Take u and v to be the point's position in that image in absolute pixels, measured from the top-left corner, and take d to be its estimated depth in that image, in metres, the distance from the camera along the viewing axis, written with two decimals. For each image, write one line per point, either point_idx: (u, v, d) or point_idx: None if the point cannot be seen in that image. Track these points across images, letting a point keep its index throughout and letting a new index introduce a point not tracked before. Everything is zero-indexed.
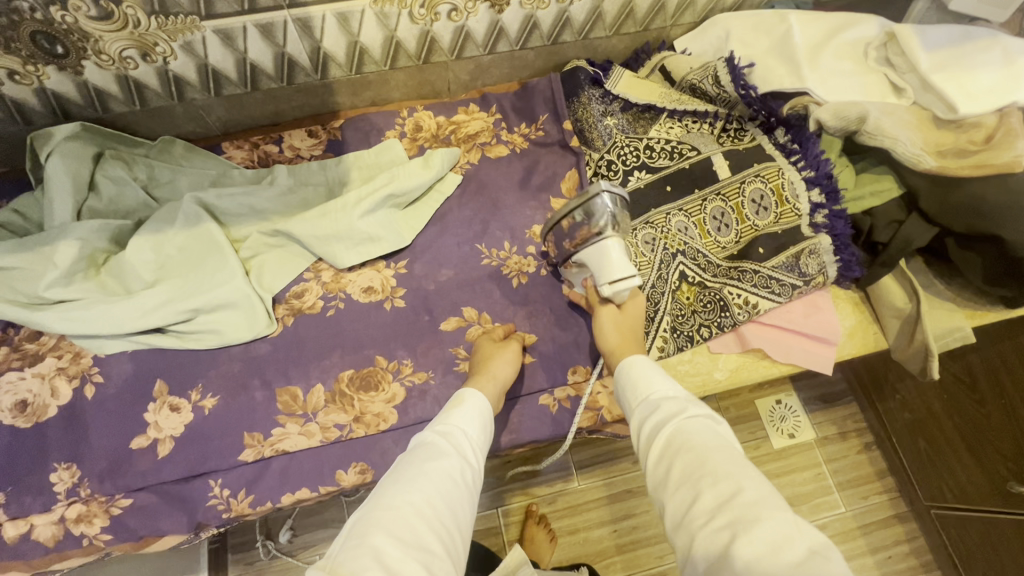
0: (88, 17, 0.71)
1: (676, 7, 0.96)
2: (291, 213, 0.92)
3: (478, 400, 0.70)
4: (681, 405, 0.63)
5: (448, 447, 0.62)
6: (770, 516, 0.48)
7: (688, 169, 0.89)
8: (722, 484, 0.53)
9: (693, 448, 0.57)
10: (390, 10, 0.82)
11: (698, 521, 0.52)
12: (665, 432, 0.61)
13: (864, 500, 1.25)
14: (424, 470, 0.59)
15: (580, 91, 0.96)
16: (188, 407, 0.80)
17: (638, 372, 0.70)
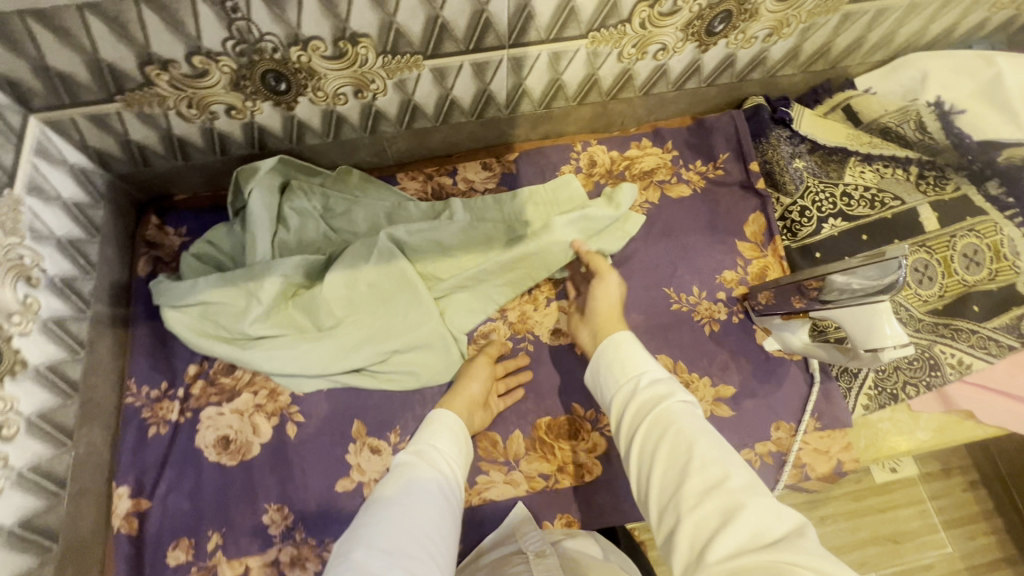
0: (323, 57, 0.70)
1: (872, 46, 0.92)
2: (472, 248, 0.88)
3: (449, 420, 0.68)
4: (669, 388, 0.58)
5: (422, 464, 0.61)
6: (757, 502, 0.45)
7: (890, 219, 0.86)
8: (710, 468, 0.48)
9: (675, 432, 0.52)
10: (603, 49, 0.79)
11: (683, 507, 0.47)
12: (652, 415, 0.56)
13: (971, 540, 1.20)
14: (407, 484, 0.58)
15: (768, 131, 0.94)
16: (389, 449, 0.78)
17: (625, 351, 0.64)
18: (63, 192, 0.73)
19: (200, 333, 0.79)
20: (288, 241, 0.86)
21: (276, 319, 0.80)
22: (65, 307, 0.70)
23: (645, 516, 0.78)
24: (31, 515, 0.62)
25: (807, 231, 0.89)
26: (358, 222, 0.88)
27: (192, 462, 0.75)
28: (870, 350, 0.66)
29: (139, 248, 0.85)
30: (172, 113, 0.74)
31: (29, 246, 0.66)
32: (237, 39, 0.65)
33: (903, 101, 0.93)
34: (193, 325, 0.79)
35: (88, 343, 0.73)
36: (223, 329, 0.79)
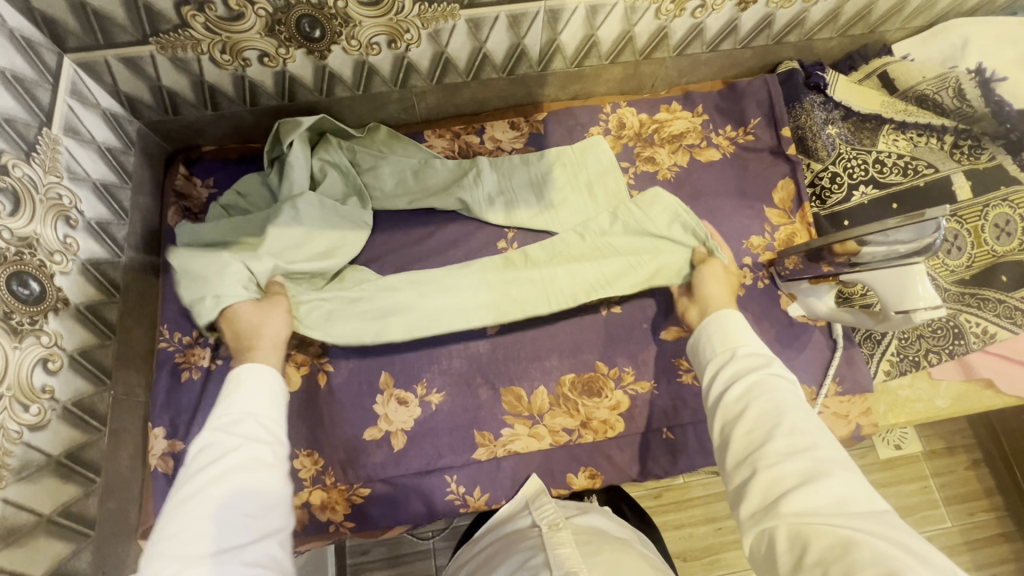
0: (360, 2, 0.69)
1: (914, 10, 0.90)
2: (498, 207, 0.88)
3: (257, 381, 0.59)
4: (766, 361, 0.61)
5: (232, 439, 0.53)
6: (840, 474, 0.49)
7: (922, 187, 0.85)
8: (797, 437, 0.52)
9: (772, 400, 0.56)
10: (641, 4, 0.78)
11: (762, 464, 0.52)
12: (749, 381, 0.59)
13: (970, 517, 1.22)
14: (226, 461, 0.51)
15: (802, 96, 0.93)
16: (415, 401, 0.79)
17: (729, 324, 0.67)
18: (96, 135, 0.73)
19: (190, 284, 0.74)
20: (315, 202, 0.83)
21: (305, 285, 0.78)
22: (101, 250, 0.71)
23: (665, 473, 0.80)
24: (77, 447, 0.63)
25: (836, 198, 0.89)
26: (384, 178, 0.88)
27: (223, 406, 0.74)
28: (901, 312, 0.67)
29: (168, 197, 0.85)
30: (205, 58, 0.74)
31: (66, 186, 0.66)
32: None
33: (942, 68, 0.91)
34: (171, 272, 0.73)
35: (123, 287, 0.74)
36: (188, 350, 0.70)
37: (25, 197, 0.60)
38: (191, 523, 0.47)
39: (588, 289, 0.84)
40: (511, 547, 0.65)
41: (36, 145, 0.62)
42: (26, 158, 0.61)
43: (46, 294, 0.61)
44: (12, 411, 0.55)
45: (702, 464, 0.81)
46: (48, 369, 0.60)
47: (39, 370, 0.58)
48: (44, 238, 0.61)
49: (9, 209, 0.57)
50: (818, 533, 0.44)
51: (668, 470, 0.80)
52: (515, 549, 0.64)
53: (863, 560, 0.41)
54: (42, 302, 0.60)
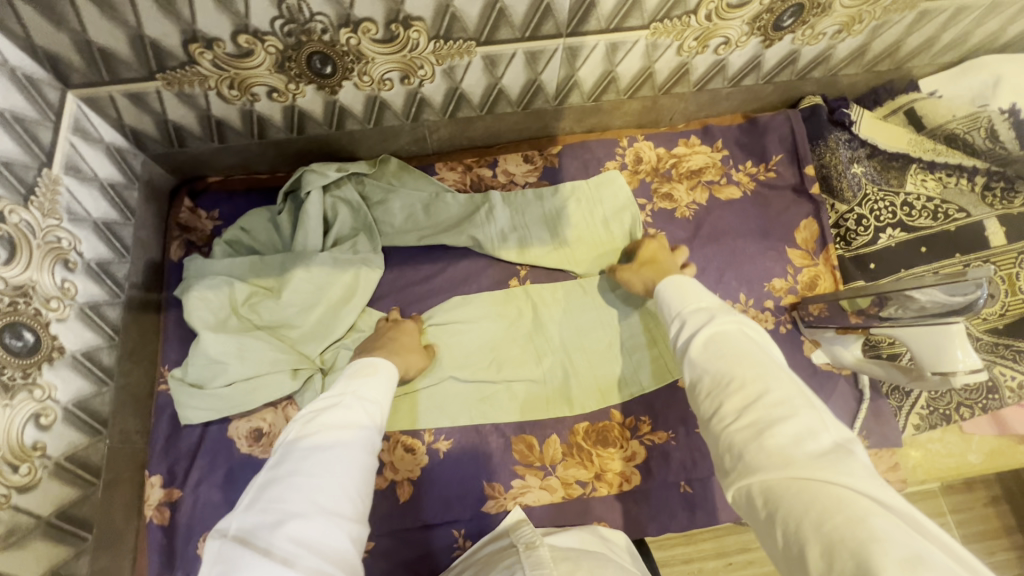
0: (373, 40, 0.66)
1: (944, 46, 0.87)
2: (511, 245, 0.85)
3: (389, 373, 0.63)
4: (712, 314, 0.56)
5: (359, 413, 0.56)
6: (800, 411, 0.44)
7: (953, 232, 0.82)
8: (749, 386, 0.47)
9: (722, 354, 0.51)
10: (663, 41, 0.75)
11: (723, 424, 0.47)
12: (698, 340, 0.54)
13: (990, 556, 1.12)
14: (343, 430, 0.53)
15: (826, 133, 0.90)
16: (423, 448, 0.76)
17: (678, 288, 0.63)
18: (99, 172, 0.71)
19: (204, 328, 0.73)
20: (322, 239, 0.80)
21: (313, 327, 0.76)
22: (101, 291, 0.68)
23: (682, 529, 0.76)
24: (68, 504, 0.61)
25: (862, 240, 0.85)
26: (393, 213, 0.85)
27: (223, 453, 0.71)
28: (938, 373, 0.63)
29: (173, 231, 0.82)
30: (212, 93, 0.71)
31: (66, 228, 0.64)
32: (286, 18, 0.62)
33: (971, 106, 0.89)
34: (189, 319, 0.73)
35: (121, 329, 0.71)
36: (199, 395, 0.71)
37: (21, 244, 0.57)
38: (311, 474, 0.48)
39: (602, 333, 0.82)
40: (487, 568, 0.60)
41: (35, 188, 0.60)
42: (24, 202, 0.58)
43: (41, 345, 0.58)
44: None
45: (722, 521, 0.76)
46: (40, 424, 0.57)
47: (29, 426, 0.56)
48: (41, 285, 0.59)
49: (3, 259, 0.55)
50: (783, 486, 0.40)
51: (686, 526, 0.76)
52: (494, 569, 0.59)
53: (831, 507, 0.37)
54: (36, 354, 0.57)
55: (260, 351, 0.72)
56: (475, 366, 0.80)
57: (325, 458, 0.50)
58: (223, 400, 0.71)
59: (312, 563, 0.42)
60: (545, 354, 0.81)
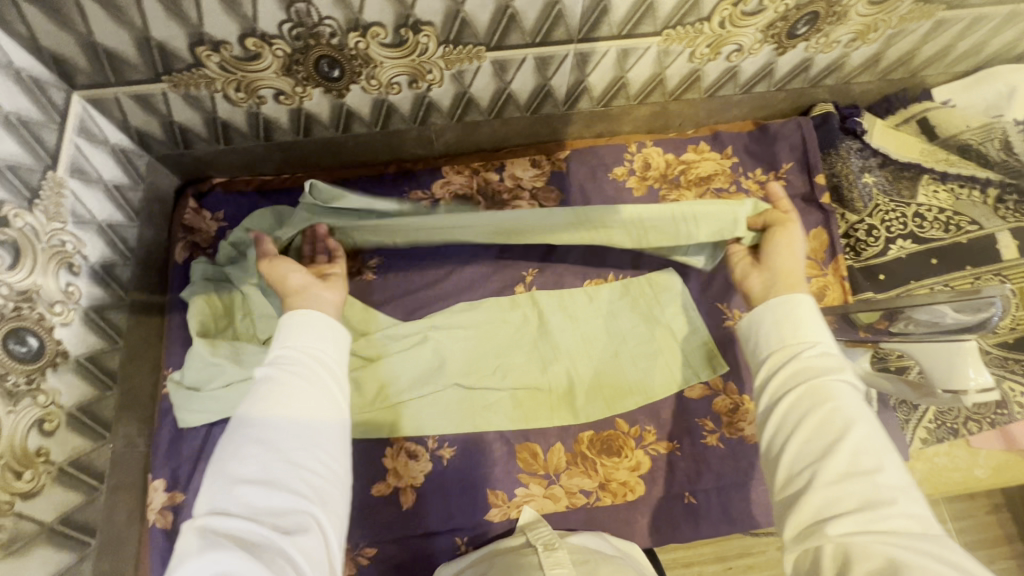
0: (382, 44, 0.66)
1: (959, 55, 0.86)
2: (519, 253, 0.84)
3: (324, 319, 0.57)
4: (828, 363, 0.52)
5: (283, 373, 0.51)
6: (904, 498, 0.43)
7: (964, 244, 0.81)
8: (863, 457, 0.46)
9: (831, 411, 0.48)
10: (675, 48, 0.74)
11: (825, 477, 0.45)
12: (808, 386, 0.50)
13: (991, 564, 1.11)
14: (278, 393, 0.49)
15: (838, 142, 0.89)
16: (427, 455, 0.76)
17: (792, 312, 0.56)
18: (104, 173, 0.70)
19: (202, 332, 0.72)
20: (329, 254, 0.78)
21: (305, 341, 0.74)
22: (105, 294, 0.68)
23: (686, 540, 0.76)
24: (71, 510, 0.61)
25: (872, 251, 0.85)
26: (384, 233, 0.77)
27: None
28: (949, 392, 0.63)
29: (176, 232, 0.81)
30: (219, 96, 0.71)
31: (70, 231, 0.63)
32: (295, 22, 0.61)
33: (986, 116, 0.88)
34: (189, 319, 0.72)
35: (125, 332, 0.71)
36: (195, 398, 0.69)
37: (26, 248, 0.57)
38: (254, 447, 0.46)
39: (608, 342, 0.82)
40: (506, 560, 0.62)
41: (40, 191, 0.59)
42: (29, 206, 0.58)
43: (45, 350, 0.58)
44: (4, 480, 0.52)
45: (726, 532, 0.76)
46: (44, 430, 0.57)
47: (34, 432, 0.56)
48: (45, 289, 0.59)
49: (8, 264, 0.54)
50: (875, 555, 0.40)
51: (690, 537, 0.76)
52: (510, 565, 0.60)
53: None
54: (39, 359, 0.57)
55: (257, 354, 0.71)
56: (482, 374, 0.80)
57: (263, 423, 0.47)
58: (215, 404, 0.69)
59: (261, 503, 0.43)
60: (551, 363, 0.81)
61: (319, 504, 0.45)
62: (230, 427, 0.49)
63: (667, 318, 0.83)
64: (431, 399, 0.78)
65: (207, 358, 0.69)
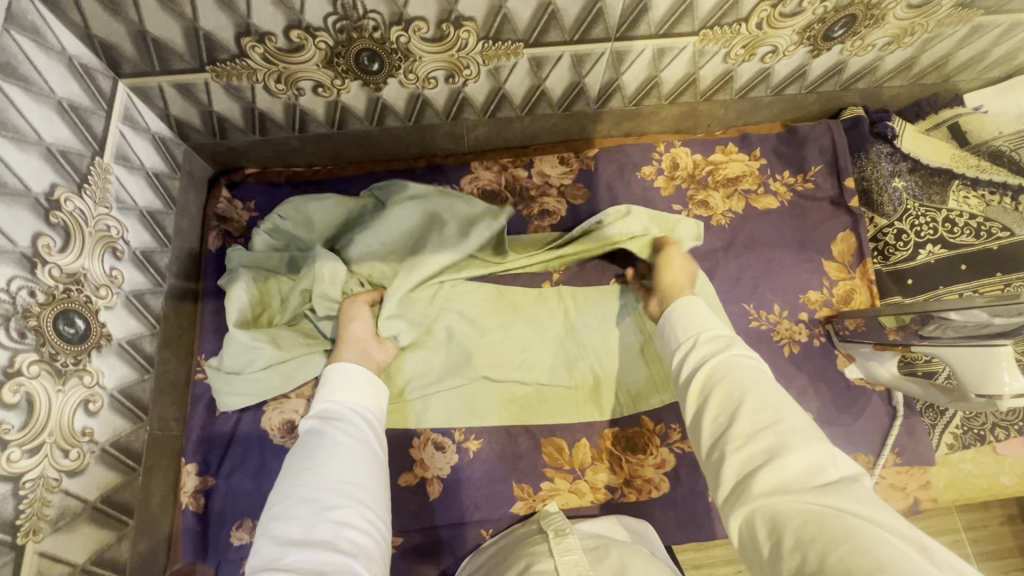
0: (423, 39, 0.66)
1: (993, 61, 0.86)
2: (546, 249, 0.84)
3: (366, 373, 0.62)
4: (727, 342, 0.55)
5: (331, 427, 0.54)
6: (811, 444, 0.43)
7: (995, 251, 0.81)
8: (764, 412, 0.46)
9: (730, 382, 0.49)
10: (710, 48, 0.75)
11: (733, 442, 0.45)
12: (706, 367, 0.52)
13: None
14: (329, 446, 0.51)
15: (868, 146, 0.89)
16: (453, 447, 0.77)
17: (693, 308, 0.60)
18: (145, 161, 0.72)
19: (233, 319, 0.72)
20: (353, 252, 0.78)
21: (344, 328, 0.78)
22: (144, 280, 0.69)
23: (709, 538, 0.76)
24: (112, 490, 0.62)
25: (900, 255, 0.85)
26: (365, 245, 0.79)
27: (258, 443, 0.72)
28: (983, 397, 0.62)
29: (210, 221, 0.83)
30: (259, 86, 0.72)
31: (114, 216, 0.64)
32: (340, 15, 0.62)
33: (1018, 123, 0.87)
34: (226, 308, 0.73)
35: (162, 318, 0.72)
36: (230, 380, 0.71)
37: (75, 231, 0.58)
38: (305, 498, 0.47)
39: (634, 341, 0.82)
40: (518, 549, 0.61)
41: (88, 176, 0.60)
42: (78, 189, 0.59)
43: (90, 332, 0.59)
44: (52, 457, 0.53)
45: None
46: (88, 410, 0.58)
47: (80, 412, 0.57)
48: (91, 272, 0.60)
49: (59, 247, 0.55)
50: (792, 514, 0.38)
51: (713, 535, 0.76)
52: (522, 554, 0.60)
53: (838, 536, 0.36)
54: (86, 340, 0.58)
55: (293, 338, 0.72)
56: (509, 368, 0.80)
57: (306, 480, 0.48)
58: (251, 386, 0.71)
59: (309, 558, 0.42)
60: (578, 359, 0.81)
61: (363, 561, 0.44)
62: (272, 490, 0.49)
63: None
64: (458, 393, 0.78)
65: (246, 342, 0.69)
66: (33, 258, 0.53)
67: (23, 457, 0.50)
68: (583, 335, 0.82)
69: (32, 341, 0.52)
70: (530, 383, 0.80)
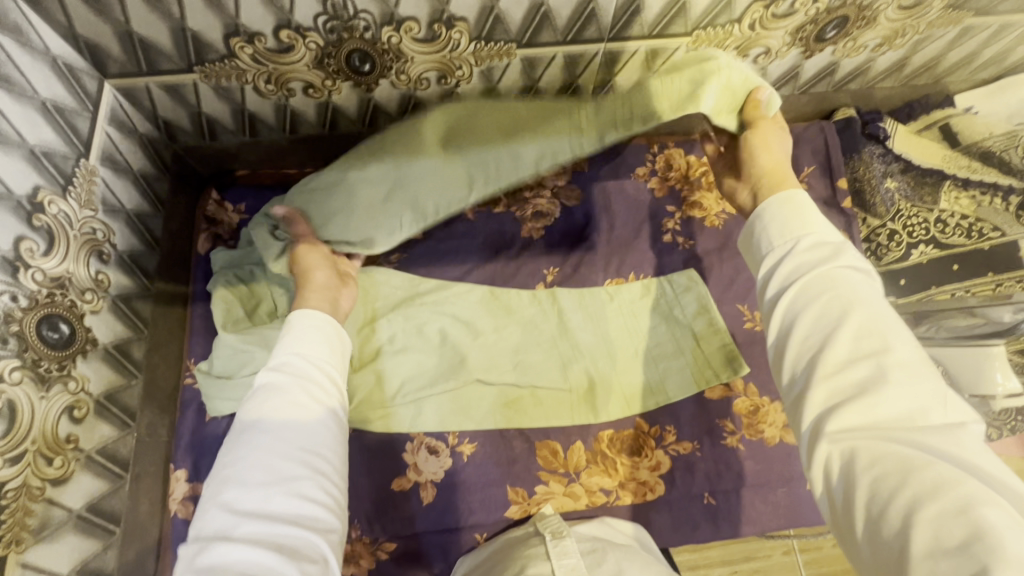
0: (415, 40, 0.66)
1: (983, 62, 0.86)
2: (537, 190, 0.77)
3: (320, 324, 0.56)
4: (834, 250, 0.49)
5: (286, 381, 0.50)
6: (916, 380, 0.41)
7: (987, 251, 0.81)
8: (866, 340, 0.43)
9: (834, 301, 0.45)
10: (704, 49, 0.74)
11: (823, 370, 0.43)
12: (809, 278, 0.47)
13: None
14: (281, 405, 0.48)
15: (861, 147, 0.89)
16: (447, 451, 0.76)
17: (794, 206, 0.52)
18: (132, 162, 0.70)
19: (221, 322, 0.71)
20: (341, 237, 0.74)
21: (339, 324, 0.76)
22: (132, 283, 0.68)
23: (705, 540, 0.76)
24: (97, 498, 0.61)
25: (893, 256, 0.85)
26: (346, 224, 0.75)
27: None
28: None
29: (199, 223, 0.82)
30: (249, 87, 0.71)
31: (101, 219, 0.63)
32: (330, 15, 0.61)
33: (1008, 124, 0.88)
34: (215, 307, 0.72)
35: (150, 322, 0.71)
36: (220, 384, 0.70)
37: (59, 234, 0.57)
38: (255, 465, 0.44)
39: (628, 342, 0.82)
40: (515, 553, 0.61)
41: (73, 178, 0.59)
42: (62, 192, 0.58)
43: (75, 337, 0.58)
44: (36, 466, 0.52)
45: (744, 533, 0.76)
46: (74, 417, 0.57)
47: (64, 419, 0.56)
48: (76, 276, 0.59)
49: (42, 250, 0.54)
50: (877, 457, 0.38)
51: (709, 537, 0.76)
52: (519, 555, 0.59)
53: (926, 487, 0.35)
54: (70, 346, 0.57)
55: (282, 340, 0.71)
56: (502, 370, 0.80)
57: (255, 445, 0.45)
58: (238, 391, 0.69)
59: (262, 532, 0.41)
60: (572, 361, 0.81)
61: (319, 530, 0.43)
62: (222, 449, 0.47)
63: (687, 318, 0.83)
64: (452, 395, 0.78)
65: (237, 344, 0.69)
66: (14, 261, 0.52)
67: (5, 467, 0.49)
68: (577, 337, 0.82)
69: (14, 346, 0.51)
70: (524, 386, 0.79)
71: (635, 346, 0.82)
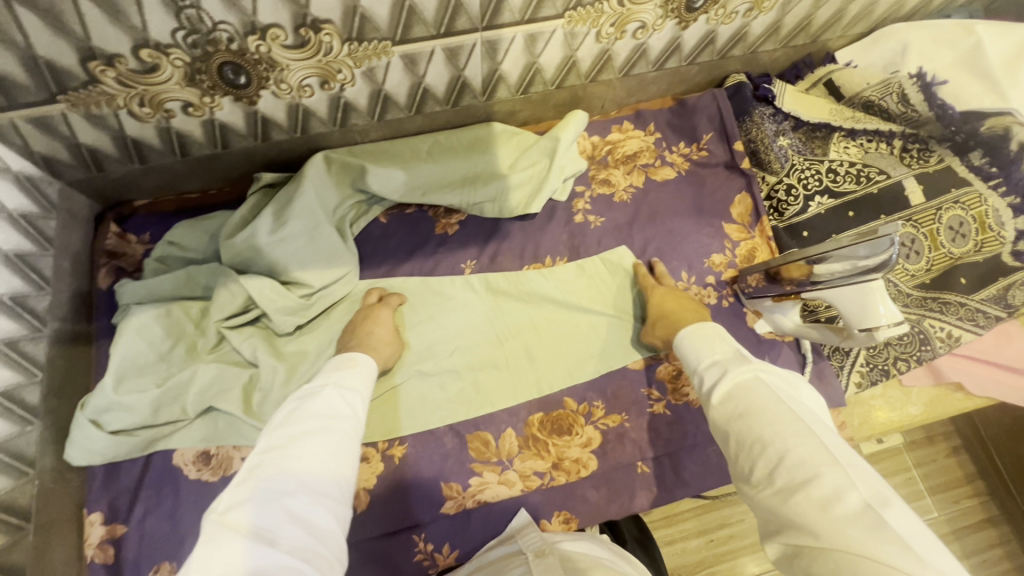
0: (284, 47, 0.65)
1: (853, 18, 0.90)
2: (442, 189, 0.85)
3: (370, 370, 0.64)
4: (726, 365, 0.61)
5: (341, 404, 0.57)
6: (826, 472, 0.47)
7: (876, 194, 0.86)
8: (772, 446, 0.50)
9: (740, 410, 0.55)
10: (580, 30, 0.76)
11: (756, 488, 0.51)
12: (721, 393, 0.58)
13: (956, 505, 1.16)
14: (332, 420, 0.54)
15: (750, 109, 0.92)
16: (377, 456, 0.75)
17: (699, 336, 0.66)
18: (8, 203, 0.66)
19: (125, 373, 0.70)
20: (312, 257, 0.78)
21: (305, 330, 0.78)
22: (18, 327, 0.65)
23: (642, 508, 0.77)
24: None
25: (793, 210, 0.88)
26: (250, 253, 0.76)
27: (169, 482, 0.70)
28: (865, 329, 0.66)
29: (99, 258, 0.80)
30: (123, 113, 0.69)
31: None
32: (188, 29, 0.60)
33: (885, 73, 0.91)
34: (117, 351, 0.69)
35: (46, 366, 0.69)
36: (128, 416, 0.69)
37: None
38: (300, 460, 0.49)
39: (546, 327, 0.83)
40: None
41: None
42: None
43: None
44: None
45: (680, 497, 0.78)
46: None
47: None
48: None
49: None
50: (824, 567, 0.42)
51: (646, 505, 0.77)
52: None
53: None
54: None
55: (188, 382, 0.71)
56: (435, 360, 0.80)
57: (304, 444, 0.50)
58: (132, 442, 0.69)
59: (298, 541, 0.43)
60: (506, 338, 0.82)
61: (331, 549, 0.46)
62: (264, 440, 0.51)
63: (605, 272, 0.85)
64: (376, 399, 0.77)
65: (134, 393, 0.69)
66: None
67: None
68: (496, 325, 0.82)
69: None
70: (461, 372, 0.79)
71: (554, 333, 0.82)
